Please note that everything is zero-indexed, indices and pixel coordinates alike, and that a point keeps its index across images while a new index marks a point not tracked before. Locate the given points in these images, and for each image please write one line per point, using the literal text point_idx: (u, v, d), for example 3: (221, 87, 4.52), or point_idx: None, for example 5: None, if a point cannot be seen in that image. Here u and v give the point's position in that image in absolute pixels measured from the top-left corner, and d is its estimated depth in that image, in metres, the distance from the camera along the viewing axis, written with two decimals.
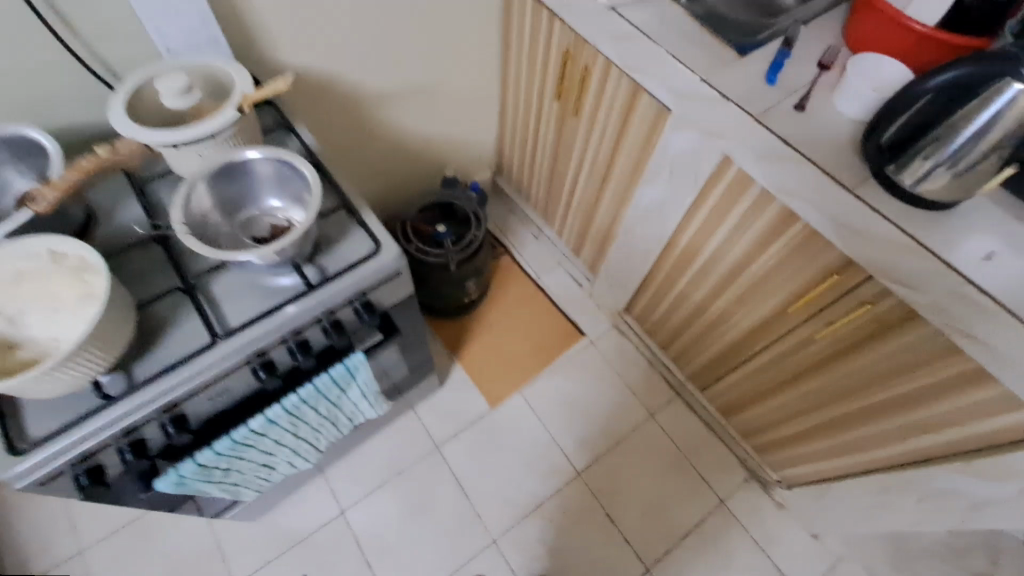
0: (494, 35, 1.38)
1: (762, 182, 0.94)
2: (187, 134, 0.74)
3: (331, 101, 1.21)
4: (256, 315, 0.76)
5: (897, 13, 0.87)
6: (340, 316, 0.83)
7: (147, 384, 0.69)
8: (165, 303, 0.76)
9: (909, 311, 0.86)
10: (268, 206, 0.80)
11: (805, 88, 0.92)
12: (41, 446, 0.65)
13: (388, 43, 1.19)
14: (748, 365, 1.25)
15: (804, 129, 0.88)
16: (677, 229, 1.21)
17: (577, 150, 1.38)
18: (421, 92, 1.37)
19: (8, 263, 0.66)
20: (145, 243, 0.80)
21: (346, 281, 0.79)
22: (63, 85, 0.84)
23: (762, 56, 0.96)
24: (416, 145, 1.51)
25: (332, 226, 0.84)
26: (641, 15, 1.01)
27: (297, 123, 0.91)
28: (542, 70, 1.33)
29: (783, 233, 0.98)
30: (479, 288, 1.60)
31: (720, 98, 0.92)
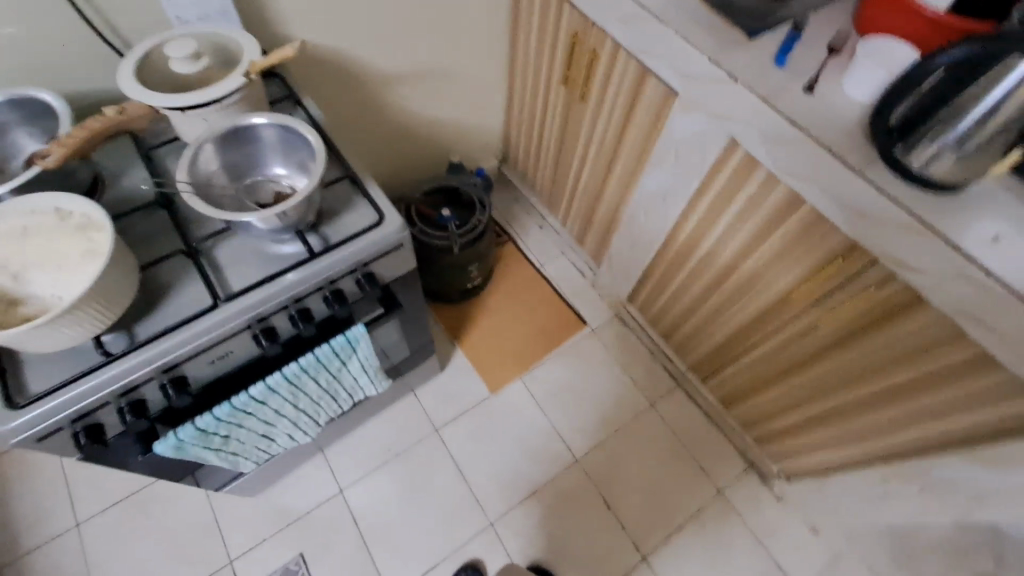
0: (503, 18, 1.38)
1: (767, 165, 0.94)
2: (195, 98, 0.75)
3: (340, 79, 1.22)
4: (258, 281, 0.76)
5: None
6: (342, 286, 0.83)
7: (148, 344, 0.69)
8: (168, 266, 0.76)
9: (913, 296, 0.85)
10: (273, 173, 0.81)
11: (814, 72, 0.92)
12: (42, 400, 0.65)
13: (397, 22, 1.20)
14: (750, 354, 1.25)
15: (812, 111, 0.88)
16: (681, 215, 1.21)
17: (584, 136, 1.38)
18: (429, 74, 1.37)
19: (16, 220, 0.67)
20: (151, 208, 0.80)
21: (348, 249, 0.79)
22: (74, 50, 0.85)
23: (771, 39, 0.96)
24: (423, 128, 1.51)
25: (336, 197, 0.85)
26: None
27: (304, 94, 0.92)
28: (551, 54, 1.33)
29: (788, 217, 0.97)
30: (482, 273, 1.60)
31: (727, 79, 0.92)
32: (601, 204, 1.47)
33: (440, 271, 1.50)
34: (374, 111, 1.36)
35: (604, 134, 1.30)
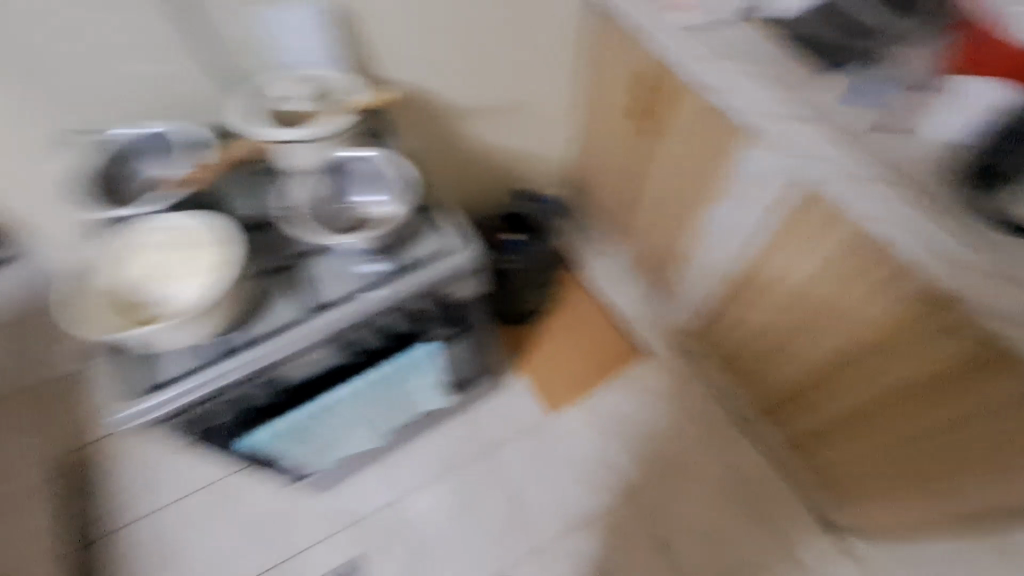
0: (579, 57, 1.45)
1: (844, 206, 0.92)
2: (303, 133, 0.86)
3: (425, 114, 1.32)
4: (346, 296, 0.85)
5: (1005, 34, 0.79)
6: (417, 305, 0.90)
7: (252, 347, 0.79)
8: (270, 280, 0.86)
9: (1007, 351, 0.80)
10: (359, 201, 0.92)
11: (903, 106, 0.88)
12: (164, 390, 0.76)
13: (481, 62, 1.29)
14: (821, 399, 1.19)
15: (899, 150, 0.85)
16: (750, 252, 1.19)
17: (653, 169, 1.40)
18: (506, 108, 1.45)
19: (161, 235, 0.82)
20: (259, 227, 0.91)
21: (426, 272, 0.86)
22: None
23: (854, 79, 0.94)
24: (497, 158, 1.59)
25: (417, 224, 0.93)
26: (727, 37, 1.02)
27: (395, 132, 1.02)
28: (624, 91, 1.37)
29: (866, 261, 0.94)
30: (545, 298, 1.64)
31: (805, 120, 0.91)
32: (666, 236, 1.47)
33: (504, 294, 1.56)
34: (453, 142, 1.45)
35: (672, 168, 1.30)
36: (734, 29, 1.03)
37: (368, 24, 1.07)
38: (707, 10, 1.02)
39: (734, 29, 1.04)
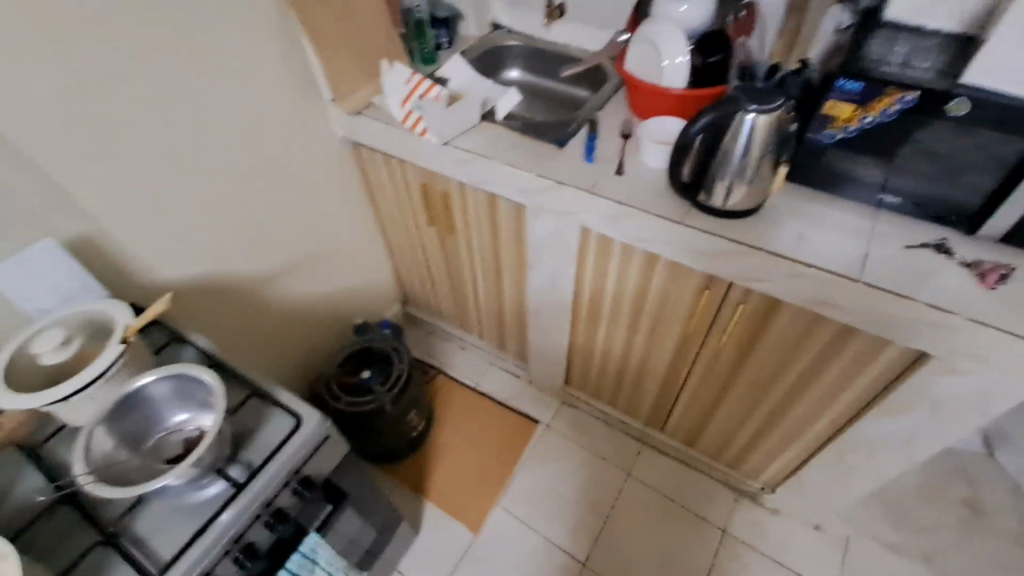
0: (359, 191, 1.52)
1: (616, 238, 1.09)
2: (72, 384, 0.74)
3: (224, 297, 1.26)
4: (191, 536, 0.73)
5: (655, 87, 1.06)
6: (280, 503, 0.81)
7: None
8: (88, 563, 0.71)
9: (771, 300, 0.99)
10: (175, 422, 0.80)
11: (618, 157, 1.11)
12: None
13: (262, 229, 1.28)
14: (684, 392, 1.33)
15: (630, 187, 1.05)
16: (574, 298, 1.33)
17: (466, 260, 1.50)
18: (307, 259, 1.45)
19: None
20: (53, 508, 0.76)
21: (275, 465, 0.79)
22: None
23: (577, 143, 1.15)
24: (320, 306, 1.56)
25: (248, 417, 0.85)
26: (470, 143, 1.19)
27: (189, 332, 0.94)
28: (410, 205, 1.47)
29: (654, 272, 1.11)
30: (422, 415, 1.60)
31: (556, 185, 1.08)
32: (505, 310, 1.57)
33: (382, 432, 1.48)
34: (267, 309, 1.39)
35: (481, 254, 1.42)
36: (474, 134, 1.21)
37: (121, 239, 1.00)
38: (447, 125, 1.18)
39: (474, 134, 1.21)
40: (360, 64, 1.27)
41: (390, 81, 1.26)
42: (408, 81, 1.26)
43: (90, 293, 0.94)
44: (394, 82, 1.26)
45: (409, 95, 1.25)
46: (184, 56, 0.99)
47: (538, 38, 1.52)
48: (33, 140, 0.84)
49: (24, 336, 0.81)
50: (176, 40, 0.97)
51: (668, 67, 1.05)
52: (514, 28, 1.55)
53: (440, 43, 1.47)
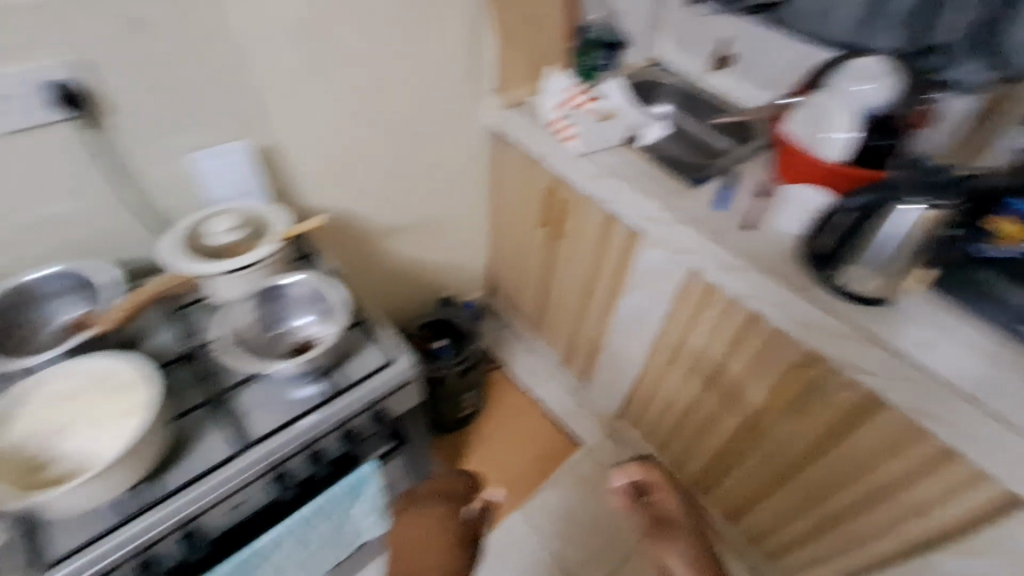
0: (484, 177, 1.62)
1: (725, 289, 1.08)
2: (229, 265, 0.85)
3: (347, 236, 1.38)
4: (279, 425, 0.81)
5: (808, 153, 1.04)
6: (354, 425, 0.88)
7: (173, 496, 0.72)
8: (193, 417, 0.81)
9: (871, 398, 0.95)
10: (299, 324, 0.90)
11: (751, 211, 1.12)
12: (63, 564, 0.65)
13: (395, 187, 1.40)
14: (742, 464, 1.29)
15: (755, 244, 1.05)
16: (658, 336, 1.32)
17: (562, 269, 1.54)
18: (422, 225, 1.56)
19: (62, 385, 0.73)
20: (179, 362, 0.87)
21: (362, 390, 0.86)
22: (121, 229, 0.97)
23: (712, 188, 1.17)
24: (417, 270, 1.66)
25: (350, 341, 0.93)
26: (608, 160, 1.24)
27: (318, 252, 1.06)
28: (528, 203, 1.53)
29: (751, 334, 1.10)
30: (475, 400, 1.65)
31: (681, 223, 1.10)
32: (582, 327, 1.60)
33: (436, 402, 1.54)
34: (375, 258, 1.50)
35: (580, 267, 1.46)
36: (613, 154, 1.26)
37: (288, 159, 1.13)
38: (591, 139, 1.24)
39: (612, 154, 1.26)
40: (526, 64, 1.36)
41: (547, 89, 1.34)
42: (563, 91, 1.33)
43: (254, 196, 1.08)
44: (551, 89, 1.34)
45: (561, 102, 1.31)
46: (389, 20, 1.11)
47: (695, 81, 1.54)
48: (257, 57, 0.98)
49: (199, 214, 0.94)
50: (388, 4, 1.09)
51: (832, 139, 1.05)
52: (674, 66, 1.59)
53: (602, 67, 1.49)
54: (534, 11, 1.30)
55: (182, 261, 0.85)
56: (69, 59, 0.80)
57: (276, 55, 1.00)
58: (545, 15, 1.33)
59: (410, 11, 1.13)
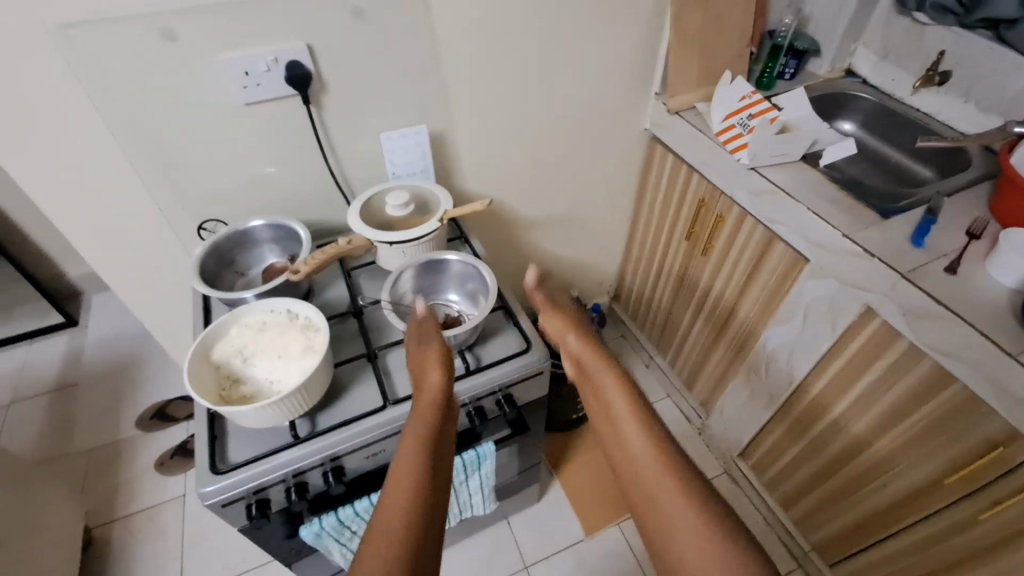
0: (632, 183, 1.59)
1: (908, 337, 0.94)
2: (399, 235, 0.94)
3: (494, 225, 1.44)
4: None
5: None
6: (484, 404, 0.92)
7: (327, 433, 0.81)
8: (351, 367, 0.90)
9: None
10: (447, 298, 0.95)
11: (955, 253, 0.95)
12: (239, 469, 0.76)
13: (546, 182, 1.43)
14: (890, 542, 1.12)
15: (958, 292, 0.89)
16: (807, 377, 1.19)
17: (701, 287, 1.46)
18: (563, 222, 1.57)
19: (259, 317, 0.86)
20: (344, 316, 0.97)
21: (498, 372, 0.89)
22: (314, 193, 1.11)
23: (905, 221, 1.02)
24: (550, 267, 1.68)
25: (491, 324, 0.97)
26: (781, 177, 1.14)
27: (472, 237, 1.12)
28: (676, 213, 1.46)
29: (932, 396, 0.94)
30: None
31: (864, 254, 0.97)
32: (715, 351, 1.49)
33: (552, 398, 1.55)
34: (514, 248, 1.55)
35: (723, 288, 1.37)
36: (788, 170, 1.15)
37: (458, 146, 1.21)
38: (762, 152, 1.14)
39: (787, 170, 1.15)
40: (701, 67, 1.29)
41: (722, 95, 1.24)
42: (741, 99, 1.21)
43: (424, 175, 1.17)
44: (726, 97, 1.23)
45: (737, 112, 1.20)
46: (571, 16, 1.14)
47: (897, 99, 1.35)
48: (448, 48, 1.06)
49: (380, 186, 1.05)
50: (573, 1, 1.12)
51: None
52: (871, 80, 1.40)
53: (784, 73, 1.40)
54: (718, 13, 1.24)
55: (362, 225, 0.96)
56: (307, 40, 0.92)
57: (465, 47, 1.07)
58: (730, 18, 1.26)
59: (592, 9, 1.15)
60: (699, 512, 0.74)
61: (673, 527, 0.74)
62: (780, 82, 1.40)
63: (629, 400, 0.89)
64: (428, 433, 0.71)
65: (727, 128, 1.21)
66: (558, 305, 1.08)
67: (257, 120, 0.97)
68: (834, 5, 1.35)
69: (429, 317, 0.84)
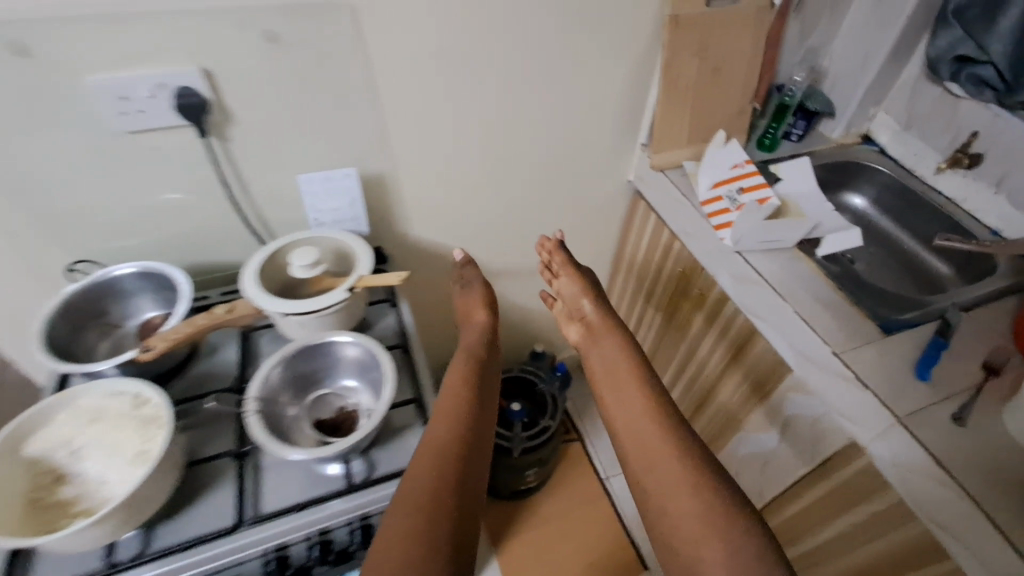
0: (613, 237, 1.42)
1: (894, 493, 0.77)
2: (295, 307, 0.79)
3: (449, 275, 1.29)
4: (290, 505, 0.71)
5: None
6: (373, 521, 0.76)
7: (157, 560, 0.65)
8: (214, 465, 0.74)
9: None
10: (341, 387, 0.78)
11: (966, 394, 0.78)
12: None
13: (511, 233, 1.27)
14: None
15: (963, 450, 0.73)
16: (777, 498, 1.03)
17: (675, 365, 1.30)
18: (531, 274, 1.41)
19: (99, 401, 0.70)
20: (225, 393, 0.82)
21: (389, 489, 0.73)
22: (223, 236, 0.95)
23: (910, 342, 0.85)
24: (516, 318, 1.52)
25: (397, 419, 0.81)
26: (769, 266, 0.97)
27: (401, 298, 0.99)
28: (655, 277, 1.29)
29: (917, 565, 0.78)
30: (539, 475, 1.47)
31: (854, 382, 0.80)
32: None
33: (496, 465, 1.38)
34: None
35: (697, 373, 1.22)
36: (779, 258, 0.98)
37: (402, 190, 1.06)
38: (751, 238, 0.97)
39: (779, 258, 0.98)
40: (694, 123, 1.13)
41: (711, 162, 1.09)
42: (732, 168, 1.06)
43: (355, 224, 1.01)
44: (715, 164, 1.09)
45: (726, 182, 1.05)
46: (542, 56, 0.97)
47: (918, 178, 1.17)
48: (389, 82, 0.90)
49: (291, 237, 0.90)
50: (544, 40, 0.95)
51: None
52: (890, 150, 1.23)
53: (790, 134, 1.24)
54: (719, 64, 1.07)
55: (255, 290, 0.81)
56: (203, 65, 0.77)
57: (410, 82, 0.92)
58: (733, 69, 1.09)
59: (568, 49, 0.98)
60: (700, 477, 0.72)
61: (673, 488, 0.72)
62: (784, 142, 1.24)
63: (634, 368, 0.86)
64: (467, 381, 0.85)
65: (714, 198, 1.06)
66: (575, 267, 1.00)
67: (143, 150, 0.81)
68: (855, 64, 1.18)
69: (473, 274, 1.06)
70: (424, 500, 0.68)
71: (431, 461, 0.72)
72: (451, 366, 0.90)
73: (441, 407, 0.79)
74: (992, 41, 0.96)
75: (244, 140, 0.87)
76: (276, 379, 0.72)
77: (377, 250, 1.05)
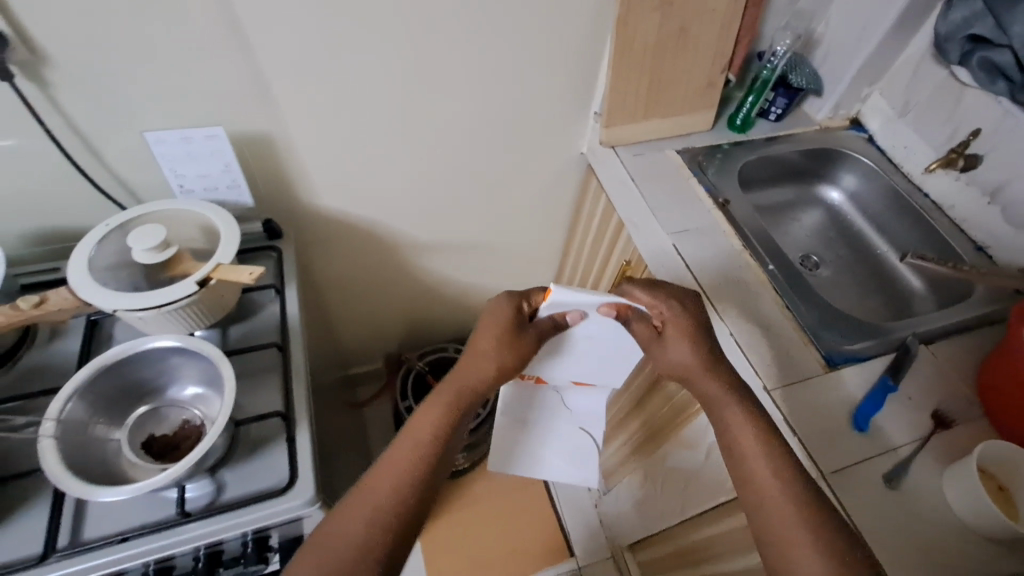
0: (566, 210, 1.26)
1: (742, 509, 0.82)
2: (134, 303, 0.67)
3: (371, 247, 1.15)
4: (141, 526, 0.63)
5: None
6: (223, 547, 0.68)
7: None
8: (35, 479, 0.66)
9: None
10: (183, 395, 0.69)
11: (911, 449, 0.68)
12: None
13: (443, 205, 1.12)
14: None
15: (890, 516, 0.63)
16: (697, 516, 0.96)
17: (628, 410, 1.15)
18: (469, 248, 1.26)
19: None
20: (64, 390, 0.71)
21: (235, 518, 0.65)
22: (82, 205, 0.83)
23: (855, 379, 0.74)
24: (454, 292, 1.39)
25: (258, 435, 0.71)
26: (721, 275, 0.84)
27: (290, 284, 0.86)
28: (603, 263, 1.17)
29: None
30: (470, 459, 1.40)
31: (783, 424, 0.68)
32: (613, 464, 1.31)
33: None
34: (399, 272, 1.25)
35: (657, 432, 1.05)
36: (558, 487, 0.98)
37: (300, 156, 0.91)
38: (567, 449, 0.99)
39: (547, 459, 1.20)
40: (650, 92, 0.96)
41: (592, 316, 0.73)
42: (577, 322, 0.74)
43: (236, 192, 0.87)
44: (603, 323, 0.73)
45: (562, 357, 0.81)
46: None
47: (904, 176, 1.04)
48: (254, 16, 0.73)
49: (148, 209, 0.78)
50: None
51: None
52: (878, 139, 1.08)
53: (767, 112, 1.07)
54: (688, 21, 0.89)
55: (79, 264, 0.70)
56: (32, 13, 0.64)
57: (281, 19, 0.74)
58: (704, 28, 0.90)
59: None
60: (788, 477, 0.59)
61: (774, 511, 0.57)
62: (759, 122, 1.09)
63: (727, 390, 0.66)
64: (467, 385, 0.70)
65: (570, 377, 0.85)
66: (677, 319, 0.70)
67: None
68: (855, 31, 0.99)
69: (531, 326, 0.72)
70: (382, 506, 0.60)
71: (391, 483, 0.62)
72: (432, 398, 0.69)
73: (396, 482, 0.62)
74: (1015, 18, 0.79)
75: (69, 81, 0.71)
76: (85, 405, 0.61)
77: (269, 224, 0.90)
